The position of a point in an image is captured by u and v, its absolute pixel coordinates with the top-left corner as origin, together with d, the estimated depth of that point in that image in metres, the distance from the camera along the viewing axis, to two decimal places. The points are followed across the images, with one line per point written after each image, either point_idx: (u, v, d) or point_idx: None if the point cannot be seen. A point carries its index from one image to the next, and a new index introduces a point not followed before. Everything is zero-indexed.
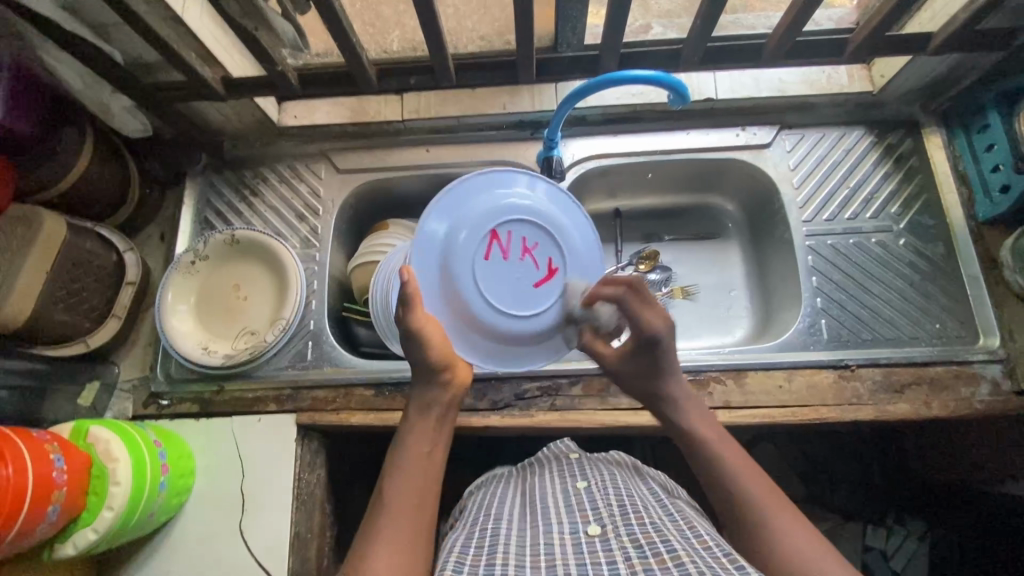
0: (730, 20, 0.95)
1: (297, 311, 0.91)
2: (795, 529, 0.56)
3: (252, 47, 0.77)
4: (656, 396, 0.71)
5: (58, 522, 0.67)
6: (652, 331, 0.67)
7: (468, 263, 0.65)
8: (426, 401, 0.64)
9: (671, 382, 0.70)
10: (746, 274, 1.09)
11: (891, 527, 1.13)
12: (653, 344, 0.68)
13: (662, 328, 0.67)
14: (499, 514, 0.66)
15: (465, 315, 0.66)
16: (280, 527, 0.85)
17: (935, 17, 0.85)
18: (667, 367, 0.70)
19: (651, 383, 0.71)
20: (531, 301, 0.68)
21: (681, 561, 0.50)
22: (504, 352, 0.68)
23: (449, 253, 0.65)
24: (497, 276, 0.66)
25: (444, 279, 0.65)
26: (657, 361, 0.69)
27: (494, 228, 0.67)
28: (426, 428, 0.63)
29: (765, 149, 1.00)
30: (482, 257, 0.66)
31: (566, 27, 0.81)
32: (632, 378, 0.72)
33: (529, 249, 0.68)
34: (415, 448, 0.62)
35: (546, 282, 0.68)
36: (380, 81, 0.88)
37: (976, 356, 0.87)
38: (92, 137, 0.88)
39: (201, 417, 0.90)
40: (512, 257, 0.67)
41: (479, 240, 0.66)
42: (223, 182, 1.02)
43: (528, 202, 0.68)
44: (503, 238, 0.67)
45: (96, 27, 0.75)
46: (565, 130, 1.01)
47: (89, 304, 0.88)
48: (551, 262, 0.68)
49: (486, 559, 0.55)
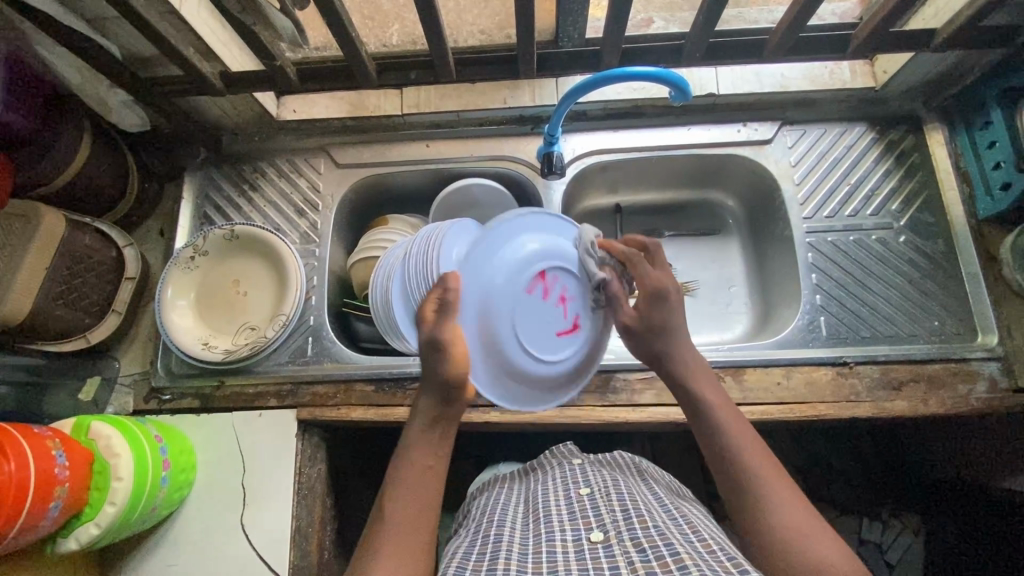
0: (733, 14, 0.94)
1: (297, 307, 0.91)
2: (821, 550, 0.54)
3: (251, 43, 0.76)
4: (662, 356, 0.68)
5: (61, 517, 0.68)
6: (659, 282, 0.69)
7: (512, 295, 0.68)
8: (433, 416, 0.64)
9: (678, 343, 0.68)
10: (746, 270, 1.09)
11: (885, 522, 1.15)
12: (666, 296, 0.68)
13: (671, 284, 0.69)
14: (502, 520, 0.67)
15: (494, 352, 0.68)
16: (281, 522, 0.85)
17: (938, 13, 0.84)
18: (674, 325, 0.69)
19: (660, 339, 0.68)
20: (553, 346, 0.71)
21: (684, 564, 0.51)
22: (510, 386, 0.70)
23: (498, 282, 0.68)
24: (528, 313, 0.69)
25: (481, 315, 0.67)
26: (665, 317, 0.68)
27: (541, 268, 0.70)
28: (428, 441, 0.63)
29: (766, 145, 0.99)
30: (525, 291, 0.69)
31: (567, 22, 0.80)
32: (642, 339, 0.69)
33: (566, 299, 0.72)
34: (417, 461, 0.62)
35: (569, 332, 0.72)
36: (381, 76, 0.87)
37: (974, 354, 0.87)
38: (90, 131, 0.87)
39: (203, 411, 0.90)
40: (549, 302, 0.71)
41: (526, 276, 0.69)
42: (222, 176, 1.02)
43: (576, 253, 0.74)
44: (549, 280, 0.71)
45: (94, 20, 0.75)
46: (566, 125, 1.01)
47: (89, 300, 0.88)
48: (578, 317, 0.73)
49: (487, 563, 0.56)
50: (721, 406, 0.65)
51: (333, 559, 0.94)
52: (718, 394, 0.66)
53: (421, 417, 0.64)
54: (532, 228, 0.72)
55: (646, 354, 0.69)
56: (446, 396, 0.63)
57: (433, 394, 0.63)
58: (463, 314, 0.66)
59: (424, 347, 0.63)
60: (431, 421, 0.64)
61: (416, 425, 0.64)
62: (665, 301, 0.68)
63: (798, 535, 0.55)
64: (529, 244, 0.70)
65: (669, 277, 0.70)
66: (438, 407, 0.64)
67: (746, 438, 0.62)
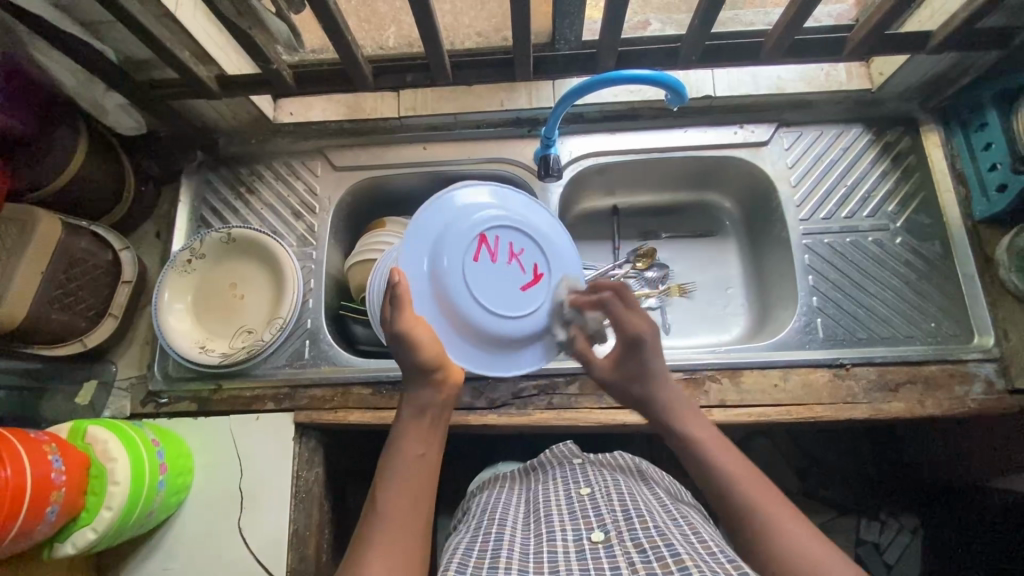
0: (729, 16, 0.94)
1: (294, 310, 0.91)
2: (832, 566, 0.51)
3: (246, 46, 0.76)
4: (643, 399, 0.72)
5: (58, 521, 0.68)
6: (635, 327, 0.71)
7: (459, 264, 0.71)
8: (420, 405, 0.65)
9: (660, 386, 0.71)
10: (743, 272, 1.09)
11: (884, 522, 1.15)
12: (640, 344, 0.71)
13: (645, 329, 0.71)
14: (503, 518, 0.67)
15: (460, 324, 0.71)
16: (279, 524, 0.85)
17: (934, 15, 0.84)
18: (654, 370, 0.72)
19: (641, 386, 0.72)
20: (520, 301, 0.74)
21: (684, 565, 0.50)
22: (493, 353, 0.73)
23: (442, 257, 0.70)
24: (481, 278, 0.72)
25: (438, 293, 0.70)
26: (640, 364, 0.72)
27: (482, 232, 0.72)
28: (418, 429, 0.63)
29: (762, 146, 0.99)
30: (472, 259, 0.71)
31: (564, 24, 0.80)
32: (623, 387, 0.74)
33: (516, 253, 0.74)
34: (408, 449, 0.62)
35: (532, 285, 0.75)
36: (377, 79, 0.87)
37: (971, 355, 0.88)
38: (86, 134, 0.86)
39: (200, 414, 0.90)
40: (498, 261, 0.73)
41: (469, 244, 0.72)
42: (219, 179, 1.02)
43: (514, 209, 0.75)
44: (491, 242, 0.73)
45: (90, 24, 0.75)
46: (563, 127, 1.01)
47: (85, 304, 0.88)
48: (536, 267, 0.75)
49: (488, 562, 0.56)
50: (709, 437, 0.65)
51: (330, 562, 0.94)
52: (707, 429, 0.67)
53: (410, 407, 0.65)
54: (463, 200, 0.74)
55: (631, 400, 0.74)
56: (433, 381, 0.65)
57: (417, 382, 0.65)
58: (417, 299, 0.70)
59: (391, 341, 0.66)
60: (418, 410, 0.64)
61: (405, 414, 0.64)
62: (641, 350, 0.71)
63: (803, 546, 0.53)
64: (462, 215, 0.73)
65: (644, 321, 0.71)
66: (423, 396, 0.65)
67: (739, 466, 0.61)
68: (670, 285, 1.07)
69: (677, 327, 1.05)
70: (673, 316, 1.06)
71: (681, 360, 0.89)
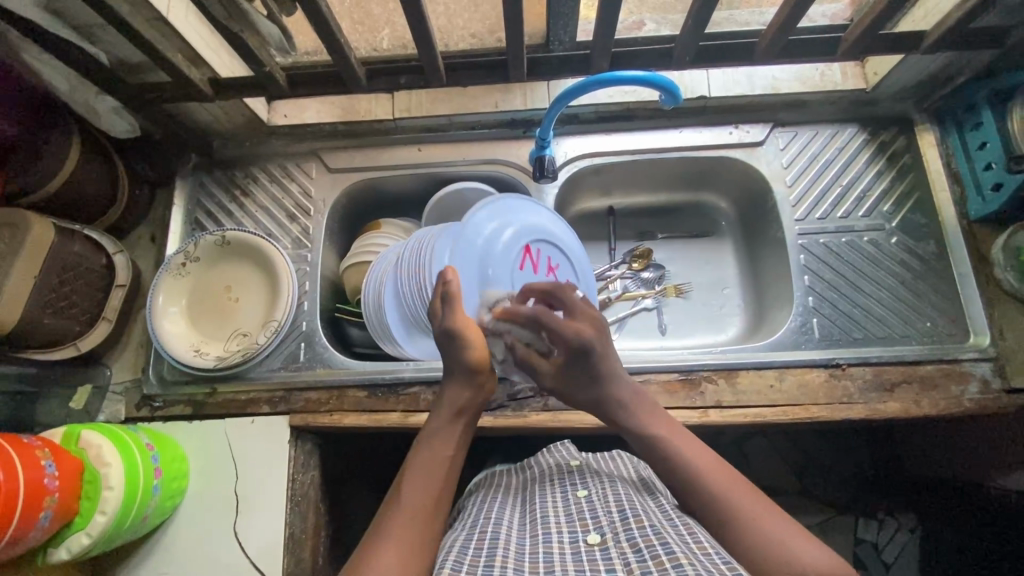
0: (724, 16, 0.94)
1: (289, 313, 0.91)
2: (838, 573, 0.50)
3: (239, 50, 0.76)
4: (600, 403, 0.66)
5: (51, 527, 0.67)
6: (578, 334, 0.63)
7: (509, 271, 0.78)
8: (456, 406, 0.65)
9: (616, 385, 0.66)
10: (739, 272, 1.09)
11: (882, 520, 1.15)
12: (586, 352, 0.63)
13: (590, 334, 0.63)
14: (499, 518, 0.67)
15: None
16: (275, 528, 0.85)
17: (928, 15, 0.84)
18: (608, 371, 0.65)
19: (592, 392, 0.66)
20: None
21: (679, 563, 0.51)
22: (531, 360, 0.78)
23: (494, 264, 0.77)
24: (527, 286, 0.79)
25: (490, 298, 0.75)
26: (591, 369, 0.64)
27: (525, 244, 0.81)
28: (452, 429, 0.64)
29: (757, 147, 0.99)
30: (519, 267, 0.79)
31: (558, 26, 0.79)
32: (573, 395, 0.67)
33: (552, 267, 0.84)
34: (438, 448, 0.62)
35: None
36: (371, 81, 0.87)
37: (967, 354, 0.88)
38: (79, 137, 0.86)
39: (195, 418, 0.90)
40: (537, 271, 0.82)
41: (517, 253, 0.80)
42: (213, 182, 1.02)
43: (546, 226, 0.85)
44: (532, 253, 0.82)
45: (81, 28, 0.75)
46: (557, 128, 1.00)
47: (79, 308, 0.88)
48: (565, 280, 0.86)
49: (484, 560, 0.56)
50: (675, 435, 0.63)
51: (327, 565, 0.94)
52: (682, 436, 0.63)
53: (447, 405, 0.65)
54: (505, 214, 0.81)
55: (585, 405, 0.68)
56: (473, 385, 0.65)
57: (461, 382, 0.65)
58: (468, 302, 0.73)
59: (439, 337, 0.65)
60: (456, 413, 0.65)
61: (441, 412, 0.65)
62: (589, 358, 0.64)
63: (803, 553, 0.51)
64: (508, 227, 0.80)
65: (588, 325, 0.65)
66: (463, 398, 0.65)
67: (722, 471, 0.59)
68: (666, 285, 1.08)
69: (673, 327, 1.05)
70: (669, 316, 1.06)
71: (678, 361, 0.89)
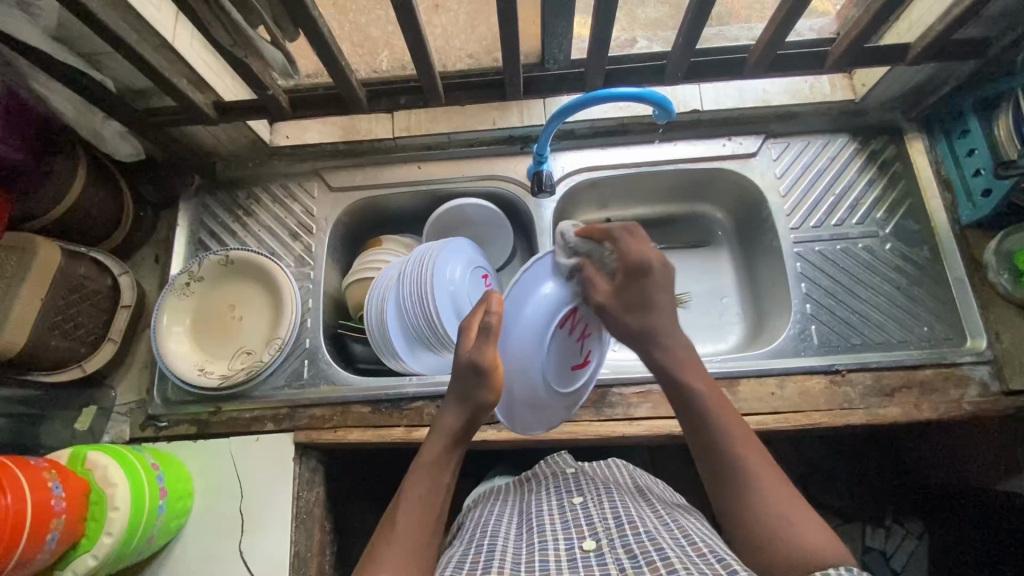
0: (713, 32, 0.96)
1: (293, 330, 0.91)
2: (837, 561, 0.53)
3: (244, 75, 0.78)
4: (644, 331, 0.69)
5: (58, 550, 0.68)
6: (642, 256, 0.68)
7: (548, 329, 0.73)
8: (454, 436, 0.67)
9: (659, 314, 0.69)
10: (736, 280, 1.10)
11: (889, 527, 1.14)
12: (645, 273, 0.68)
13: (655, 260, 0.69)
14: (496, 530, 0.67)
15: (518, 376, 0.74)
16: (280, 545, 0.85)
17: (912, 28, 0.86)
18: (657, 300, 0.69)
19: (641, 317, 0.69)
20: (567, 378, 0.78)
21: (674, 567, 0.51)
22: (519, 409, 0.77)
23: (537, 316, 0.72)
24: (557, 345, 0.75)
25: (518, 343, 0.73)
26: (645, 293, 0.69)
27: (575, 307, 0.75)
28: (448, 458, 0.66)
29: (751, 157, 1.01)
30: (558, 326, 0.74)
31: (553, 45, 0.82)
32: (619, 319, 0.70)
33: (586, 336, 0.78)
34: (432, 475, 0.64)
35: (580, 366, 0.79)
36: (371, 102, 0.89)
37: (964, 358, 0.88)
38: (84, 161, 0.87)
39: (199, 438, 0.90)
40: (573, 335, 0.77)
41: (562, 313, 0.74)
42: (216, 202, 1.03)
43: None
44: (576, 318, 0.76)
45: (89, 56, 0.77)
46: (554, 144, 1.02)
47: (85, 329, 0.88)
48: (589, 354, 0.80)
49: (481, 570, 0.56)
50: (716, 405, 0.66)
51: None
52: (729, 414, 0.65)
53: (444, 435, 0.67)
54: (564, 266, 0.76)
55: (627, 333, 0.70)
56: (473, 419, 0.68)
57: (463, 409, 0.68)
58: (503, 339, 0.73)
59: (462, 368, 0.67)
60: (453, 443, 0.67)
61: (437, 440, 0.67)
62: (646, 279, 0.69)
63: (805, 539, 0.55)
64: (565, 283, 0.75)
65: (655, 252, 0.70)
66: (461, 427, 0.68)
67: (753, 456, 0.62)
68: None
69: None
70: None
71: None
